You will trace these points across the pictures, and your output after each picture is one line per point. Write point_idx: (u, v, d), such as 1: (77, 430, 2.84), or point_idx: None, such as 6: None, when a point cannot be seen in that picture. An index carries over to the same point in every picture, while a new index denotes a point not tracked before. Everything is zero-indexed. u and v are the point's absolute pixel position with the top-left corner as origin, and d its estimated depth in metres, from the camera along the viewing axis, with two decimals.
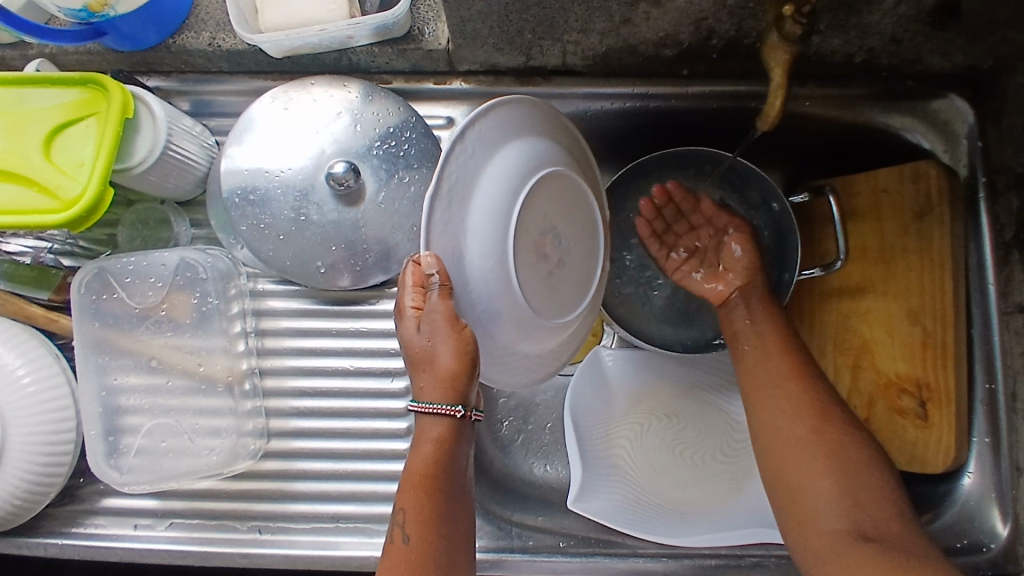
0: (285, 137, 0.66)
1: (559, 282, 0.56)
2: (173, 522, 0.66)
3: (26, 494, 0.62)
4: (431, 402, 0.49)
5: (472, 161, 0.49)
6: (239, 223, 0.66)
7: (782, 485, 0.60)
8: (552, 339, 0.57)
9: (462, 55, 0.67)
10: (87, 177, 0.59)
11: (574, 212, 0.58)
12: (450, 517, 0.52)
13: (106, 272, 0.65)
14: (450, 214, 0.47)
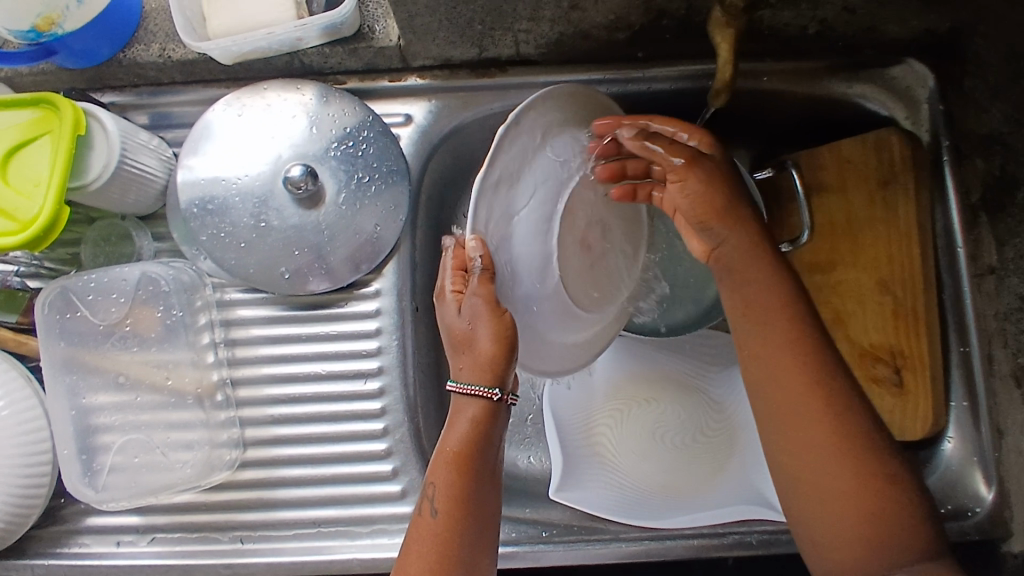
0: (241, 144, 0.66)
1: (593, 272, 0.62)
2: (156, 537, 0.66)
3: (8, 517, 0.62)
4: (468, 381, 0.55)
5: (519, 151, 0.54)
6: (199, 234, 0.65)
7: (792, 483, 0.55)
8: (584, 328, 0.63)
9: (415, 50, 0.67)
10: (42, 197, 0.58)
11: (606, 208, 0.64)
12: (480, 495, 0.54)
13: (69, 291, 0.65)
14: (499, 198, 0.52)
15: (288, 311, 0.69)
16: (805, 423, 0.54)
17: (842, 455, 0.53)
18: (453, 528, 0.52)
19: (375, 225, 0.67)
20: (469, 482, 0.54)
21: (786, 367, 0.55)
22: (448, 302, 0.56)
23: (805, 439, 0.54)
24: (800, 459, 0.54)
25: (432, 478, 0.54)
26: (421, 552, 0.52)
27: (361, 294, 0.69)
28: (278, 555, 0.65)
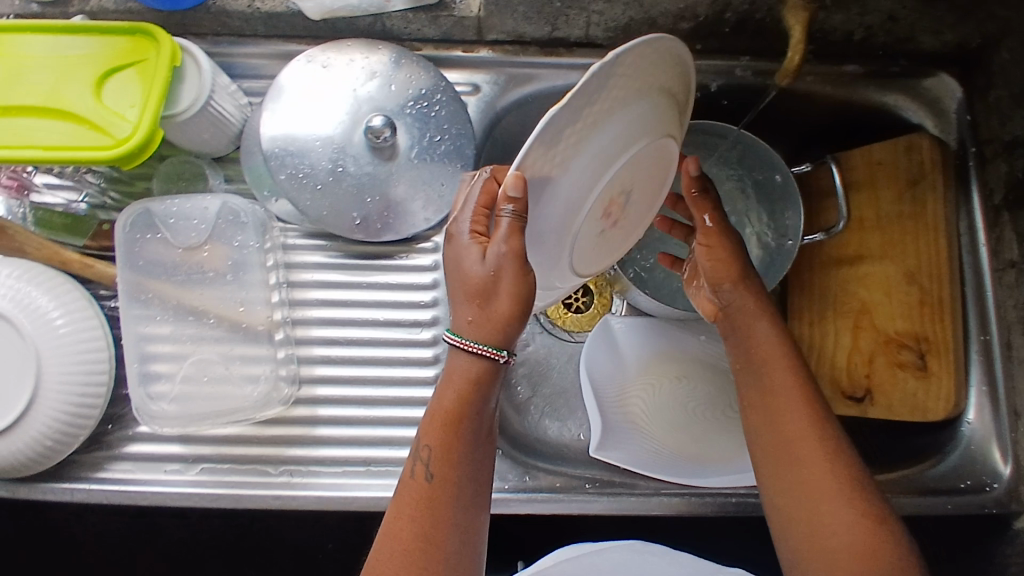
0: (320, 94, 0.69)
1: (603, 237, 0.59)
2: (202, 467, 0.66)
3: (60, 435, 0.62)
4: (474, 338, 0.53)
5: (608, 99, 0.47)
6: (277, 173, 0.67)
7: (791, 522, 0.55)
8: (573, 279, 0.61)
9: (492, 23, 0.71)
10: (137, 117, 0.60)
11: (654, 174, 0.59)
12: (471, 459, 0.54)
13: (151, 212, 0.67)
14: (564, 141, 0.46)
15: (351, 262, 0.72)
16: (806, 467, 0.56)
17: (839, 490, 0.54)
18: (444, 493, 0.52)
19: (440, 183, 0.70)
20: (461, 445, 0.53)
21: (786, 409, 0.59)
22: (466, 246, 0.53)
23: (819, 513, 0.54)
24: (800, 501, 0.55)
25: (426, 443, 0.53)
26: (414, 514, 0.52)
27: (421, 248, 0.72)
28: (327, 491, 0.65)
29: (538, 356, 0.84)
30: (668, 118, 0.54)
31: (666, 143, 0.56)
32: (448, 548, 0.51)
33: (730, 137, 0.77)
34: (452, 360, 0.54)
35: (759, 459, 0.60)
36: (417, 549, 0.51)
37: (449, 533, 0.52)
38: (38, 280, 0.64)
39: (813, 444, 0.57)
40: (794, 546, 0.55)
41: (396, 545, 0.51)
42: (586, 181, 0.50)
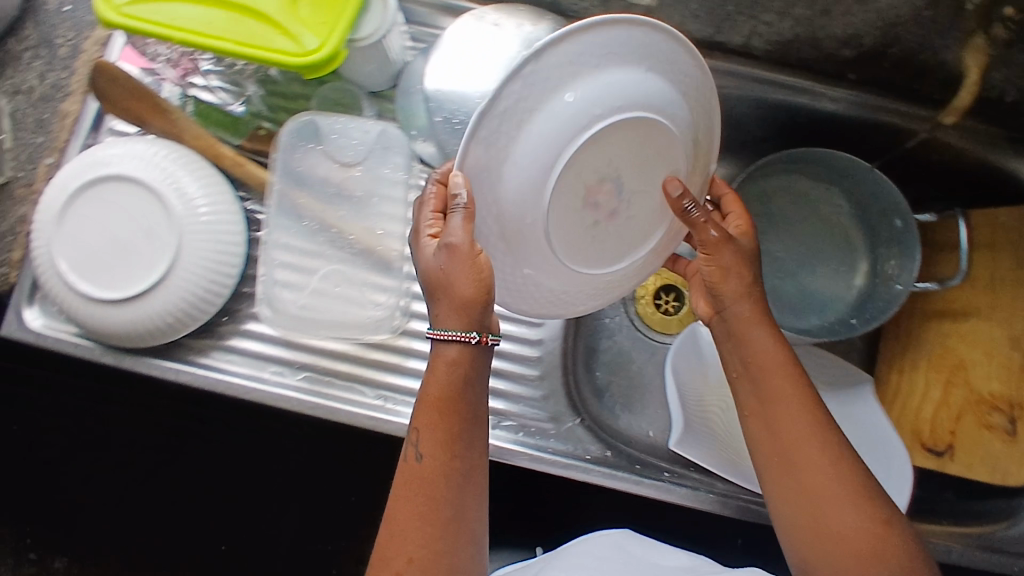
0: (485, 49, 0.69)
1: (603, 230, 0.57)
2: (305, 374, 0.69)
3: (183, 313, 0.65)
4: (447, 327, 0.54)
5: (545, 84, 0.48)
6: (434, 115, 0.68)
7: (798, 525, 0.58)
8: (582, 280, 0.59)
9: (659, 15, 0.73)
10: (326, 31, 0.62)
11: (653, 161, 0.56)
12: (463, 437, 0.56)
13: (318, 124, 0.71)
14: (503, 127, 0.48)
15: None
16: (808, 473, 0.58)
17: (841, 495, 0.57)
18: (436, 474, 0.55)
19: None
20: (451, 427, 0.55)
21: (785, 416, 0.60)
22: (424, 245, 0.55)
23: (824, 516, 0.57)
24: (803, 510, 0.58)
25: (418, 430, 0.56)
26: (411, 494, 0.55)
27: None
28: None
29: (621, 347, 0.85)
30: (651, 90, 0.52)
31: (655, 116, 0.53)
32: (446, 523, 0.55)
33: (855, 175, 0.79)
34: (434, 348, 0.56)
35: (761, 465, 0.62)
36: (421, 526, 0.55)
37: (447, 508, 0.55)
38: (191, 167, 0.67)
39: (815, 451, 0.59)
40: (799, 546, 0.58)
41: (401, 522, 0.55)
42: (545, 162, 0.50)
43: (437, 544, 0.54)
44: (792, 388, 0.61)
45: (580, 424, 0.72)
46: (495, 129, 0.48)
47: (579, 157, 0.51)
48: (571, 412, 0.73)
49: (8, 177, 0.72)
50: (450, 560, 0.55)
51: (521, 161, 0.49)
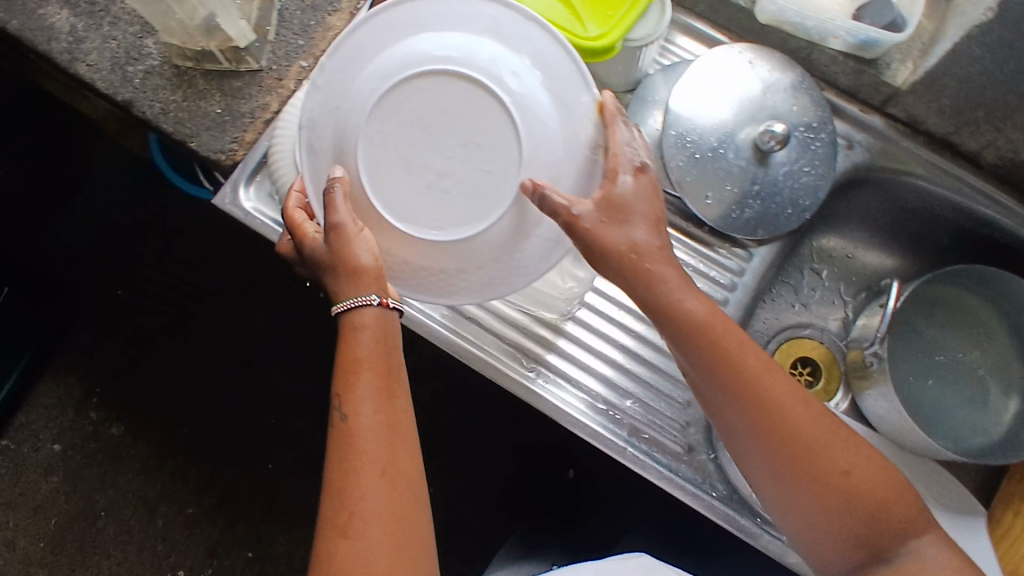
0: (728, 82, 0.73)
1: (460, 188, 0.55)
2: (474, 327, 0.72)
3: None
4: (347, 298, 0.57)
5: (356, 61, 0.57)
6: (668, 125, 0.72)
7: (805, 483, 0.58)
8: (489, 261, 0.58)
9: (905, 100, 0.75)
10: (607, 26, 0.65)
11: (490, 121, 0.55)
12: (387, 395, 0.58)
13: None
14: (330, 97, 0.58)
15: (684, 236, 0.76)
16: (801, 426, 0.59)
17: (840, 449, 0.59)
18: (366, 429, 0.56)
19: (789, 207, 0.73)
20: (373, 383, 0.57)
21: (762, 374, 0.60)
22: (310, 238, 0.61)
23: (829, 462, 0.58)
24: (805, 468, 0.58)
25: (341, 391, 0.57)
26: (336, 453, 0.57)
27: (736, 251, 0.76)
28: (563, 405, 0.70)
29: None
30: (473, 50, 0.55)
31: (478, 74, 0.54)
32: (387, 473, 0.56)
33: None
34: (347, 318, 0.58)
35: (752, 433, 0.59)
36: (359, 480, 0.55)
37: (384, 460, 0.56)
38: None
39: (795, 397, 0.60)
40: (807, 513, 0.58)
41: (341, 480, 0.56)
42: (354, 104, 0.56)
43: (383, 494, 0.55)
44: (750, 355, 0.60)
45: (712, 459, 0.72)
46: (326, 99, 0.58)
47: (385, 104, 0.55)
48: (705, 445, 0.73)
49: (259, 66, 0.76)
50: (399, 509, 0.56)
51: (345, 107, 0.57)
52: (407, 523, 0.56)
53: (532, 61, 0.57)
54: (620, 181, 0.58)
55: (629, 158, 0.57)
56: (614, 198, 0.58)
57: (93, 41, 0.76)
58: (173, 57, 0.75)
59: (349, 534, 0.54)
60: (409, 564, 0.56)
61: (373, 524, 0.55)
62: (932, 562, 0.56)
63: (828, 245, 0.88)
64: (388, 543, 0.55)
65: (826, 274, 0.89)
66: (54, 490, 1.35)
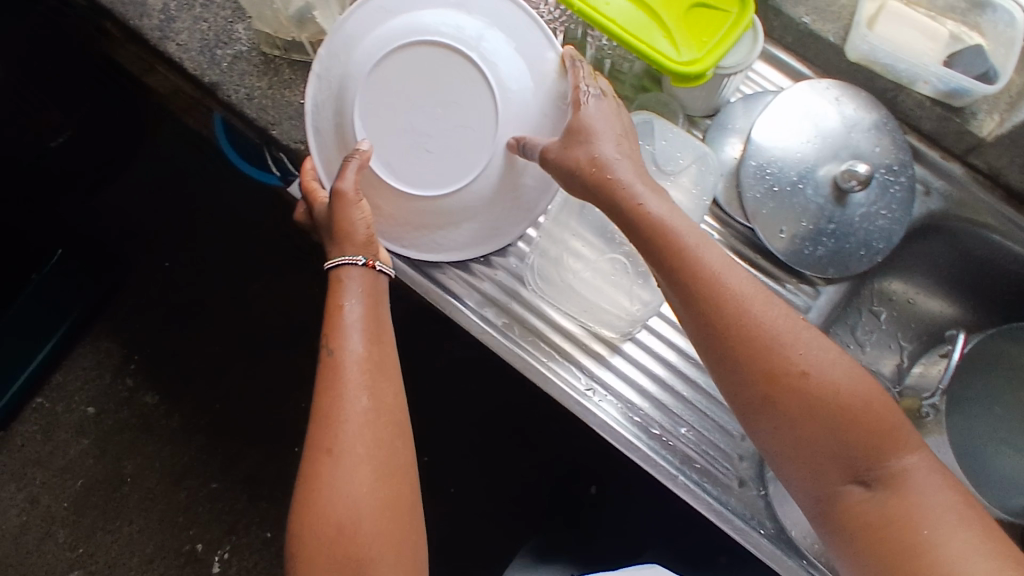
0: (811, 118, 0.73)
1: (449, 151, 0.66)
2: (535, 340, 0.73)
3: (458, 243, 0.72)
4: (340, 255, 0.64)
5: (353, 37, 0.66)
6: (749, 157, 0.73)
7: (776, 400, 0.55)
8: (476, 218, 0.70)
9: (988, 152, 0.74)
10: (702, 51, 0.65)
11: (469, 92, 0.65)
12: (375, 336, 0.63)
13: (653, 124, 0.71)
14: (331, 69, 0.67)
15: (753, 266, 0.75)
16: (764, 332, 0.56)
17: (802, 348, 0.56)
18: (352, 360, 0.61)
19: (861, 249, 0.72)
20: (361, 324, 0.62)
21: (722, 277, 0.58)
22: (315, 198, 0.68)
23: (800, 371, 0.55)
24: (772, 383, 0.56)
25: (332, 328, 0.62)
26: (323, 385, 0.60)
27: (804, 288, 0.75)
28: (613, 424, 0.70)
29: None
30: (454, 29, 0.64)
31: (456, 48, 0.64)
32: (371, 400, 0.60)
33: None
34: (338, 273, 0.64)
35: (716, 349, 0.58)
36: (344, 403, 0.59)
37: (370, 389, 0.60)
38: None
39: (764, 300, 0.57)
40: (783, 437, 0.56)
41: (326, 403, 0.59)
42: (352, 76, 0.65)
43: (367, 417, 0.59)
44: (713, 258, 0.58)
45: (762, 496, 0.71)
46: (327, 72, 0.67)
47: (380, 72, 0.64)
48: (756, 480, 0.72)
49: None
50: (382, 437, 0.59)
51: (343, 73, 0.66)
52: (390, 458, 0.59)
53: (503, 35, 0.66)
54: (582, 108, 0.65)
55: (586, 91, 0.64)
56: (578, 122, 0.64)
57: (184, 21, 0.77)
58: (262, 45, 0.77)
59: (333, 449, 0.57)
60: (388, 484, 0.58)
61: (356, 442, 0.58)
62: (923, 493, 0.52)
63: (890, 288, 0.86)
64: (370, 460, 0.58)
65: (885, 317, 0.87)
66: (83, 453, 1.35)
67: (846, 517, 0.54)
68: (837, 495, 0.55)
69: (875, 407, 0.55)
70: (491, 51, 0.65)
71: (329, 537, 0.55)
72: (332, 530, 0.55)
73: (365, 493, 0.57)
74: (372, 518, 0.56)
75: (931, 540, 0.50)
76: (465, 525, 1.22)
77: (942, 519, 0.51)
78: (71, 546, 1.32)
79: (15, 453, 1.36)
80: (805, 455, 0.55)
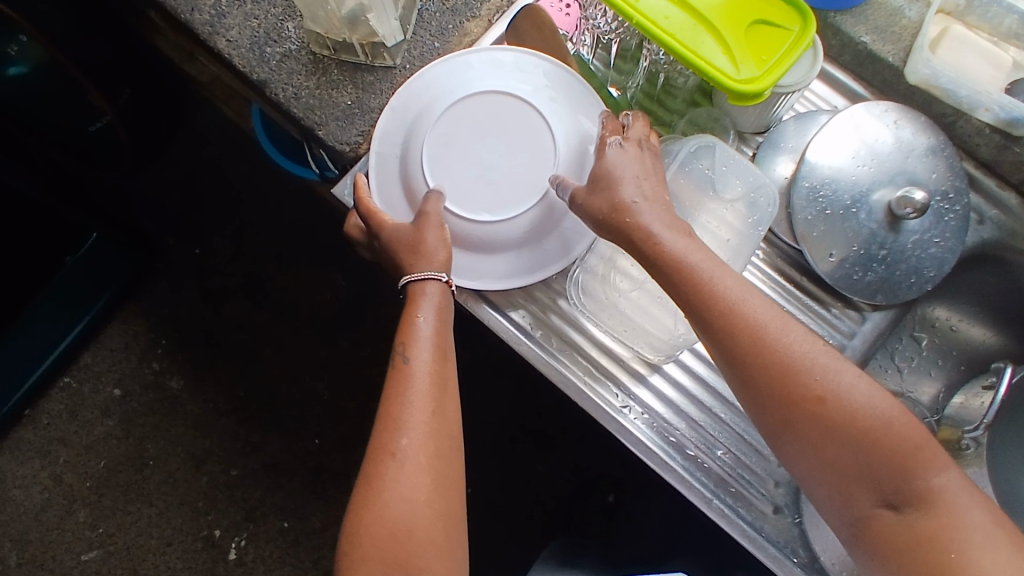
0: (867, 142, 0.72)
1: (500, 186, 0.68)
2: (571, 354, 0.72)
3: (501, 270, 0.71)
4: (421, 271, 0.64)
5: (420, 94, 0.72)
6: (802, 178, 0.72)
7: (806, 428, 0.55)
8: (517, 249, 0.71)
9: None
10: (762, 71, 0.63)
11: (524, 136, 0.69)
12: (443, 350, 0.62)
13: (715, 150, 0.70)
14: (397, 121, 0.72)
15: (796, 288, 0.74)
16: (789, 362, 0.55)
17: (819, 369, 0.55)
18: (420, 371, 0.60)
19: (910, 277, 0.71)
20: (430, 336, 0.62)
21: (749, 306, 0.57)
22: (380, 219, 0.67)
23: (828, 397, 0.55)
24: (801, 414, 0.55)
25: (405, 336, 0.62)
26: (389, 392, 0.60)
27: (849, 313, 0.74)
28: (645, 441, 0.70)
29: None
30: (511, 86, 0.70)
31: (513, 98, 0.69)
32: (434, 415, 0.59)
33: None
34: (415, 289, 0.64)
35: (745, 380, 0.57)
36: (411, 412, 0.59)
37: (434, 402, 0.60)
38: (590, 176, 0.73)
39: (787, 324, 0.57)
40: (814, 464, 0.56)
41: (392, 410, 0.59)
42: (417, 123, 0.70)
43: (430, 429, 0.59)
44: (738, 285, 0.58)
45: (796, 524, 0.71)
46: (393, 123, 0.72)
47: (444, 115, 0.69)
48: (792, 507, 0.71)
49: (393, 64, 0.76)
50: (440, 454, 0.59)
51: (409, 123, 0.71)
52: (447, 475, 0.59)
53: (556, 93, 0.71)
54: (608, 153, 0.64)
55: (612, 135, 0.64)
56: (601, 165, 0.63)
57: (234, 18, 0.77)
58: (311, 44, 0.76)
59: (395, 456, 0.58)
60: (442, 498, 0.58)
61: (418, 452, 0.58)
62: (953, 512, 0.52)
63: (934, 314, 0.85)
64: (427, 473, 0.58)
65: (926, 344, 0.86)
66: (107, 434, 1.37)
67: (879, 539, 0.54)
68: (868, 518, 0.55)
69: (897, 426, 0.54)
70: (544, 104, 0.70)
71: (383, 541, 0.56)
72: (388, 533, 0.56)
73: (421, 502, 0.57)
74: (426, 527, 0.57)
75: (960, 563, 0.51)
76: (482, 525, 1.22)
77: (973, 539, 0.51)
78: (92, 525, 1.33)
79: (40, 430, 1.37)
80: (837, 481, 0.55)
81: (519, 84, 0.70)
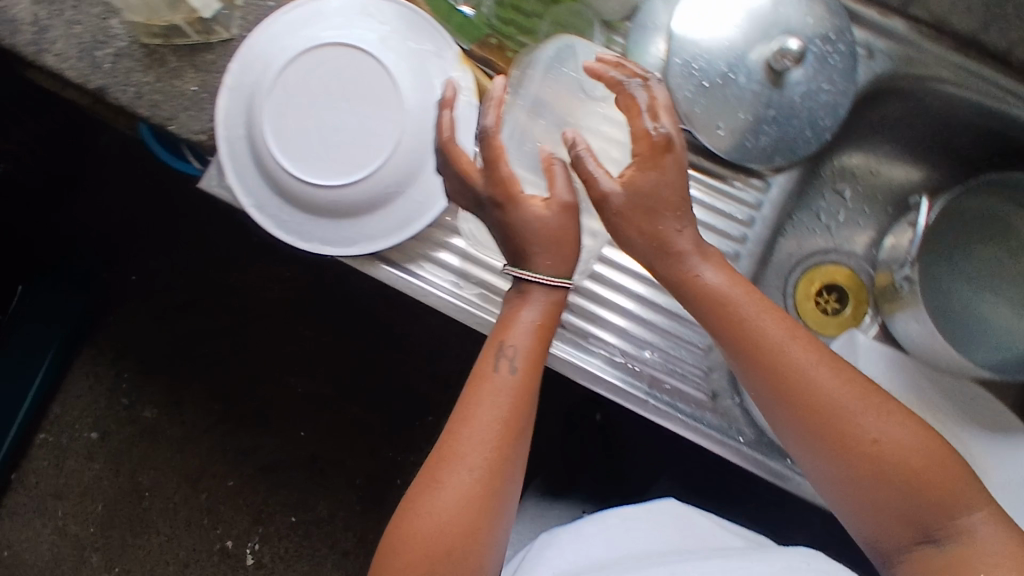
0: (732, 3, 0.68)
1: (358, 143, 0.66)
2: (479, 292, 0.70)
3: (382, 227, 0.68)
4: (550, 272, 0.60)
5: (253, 63, 0.67)
6: (674, 54, 0.68)
7: (843, 461, 0.56)
8: (390, 201, 0.68)
9: None
10: None
11: (370, 85, 0.66)
12: (535, 364, 0.61)
13: (574, 49, 0.68)
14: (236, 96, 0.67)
15: (694, 170, 0.73)
16: (827, 397, 0.57)
17: (869, 415, 0.56)
18: (513, 382, 0.60)
19: (807, 131, 0.69)
20: (523, 342, 0.61)
21: (790, 343, 0.59)
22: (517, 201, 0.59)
23: (866, 431, 0.56)
24: (840, 445, 0.56)
25: (508, 338, 0.60)
26: (475, 389, 0.60)
27: (752, 183, 0.73)
28: (579, 363, 0.68)
29: None
30: (346, 35, 0.66)
31: (350, 49, 0.65)
32: (515, 430, 0.59)
33: None
34: (527, 288, 0.61)
35: (786, 414, 0.59)
36: (495, 422, 0.58)
37: (515, 417, 0.59)
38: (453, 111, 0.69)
39: (831, 364, 0.58)
40: (851, 496, 0.56)
41: (475, 409, 0.59)
42: (254, 95, 0.65)
43: (506, 442, 0.58)
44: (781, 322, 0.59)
45: (738, 404, 0.70)
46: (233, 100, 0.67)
47: (282, 82, 0.65)
48: (731, 390, 0.71)
49: (231, 35, 0.73)
50: (507, 470, 0.58)
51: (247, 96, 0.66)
52: (505, 493, 0.59)
53: (395, 33, 0.67)
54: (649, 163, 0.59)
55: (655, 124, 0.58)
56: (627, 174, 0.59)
57: (57, 28, 0.71)
58: (139, 35, 0.71)
59: (467, 463, 0.57)
60: (493, 514, 0.57)
61: (487, 459, 0.57)
62: (986, 538, 0.52)
63: (850, 163, 0.83)
64: (489, 484, 0.57)
65: (849, 195, 0.84)
66: (98, 477, 1.35)
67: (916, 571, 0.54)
68: (908, 552, 0.55)
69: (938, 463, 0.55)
70: (385, 47, 0.66)
71: (426, 539, 0.56)
72: (433, 536, 0.56)
73: (476, 513, 0.57)
74: (473, 540, 0.57)
75: None
76: None
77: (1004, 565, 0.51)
78: (107, 567, 1.34)
79: (31, 490, 1.35)
80: (876, 514, 0.56)
81: (354, 33, 0.66)
